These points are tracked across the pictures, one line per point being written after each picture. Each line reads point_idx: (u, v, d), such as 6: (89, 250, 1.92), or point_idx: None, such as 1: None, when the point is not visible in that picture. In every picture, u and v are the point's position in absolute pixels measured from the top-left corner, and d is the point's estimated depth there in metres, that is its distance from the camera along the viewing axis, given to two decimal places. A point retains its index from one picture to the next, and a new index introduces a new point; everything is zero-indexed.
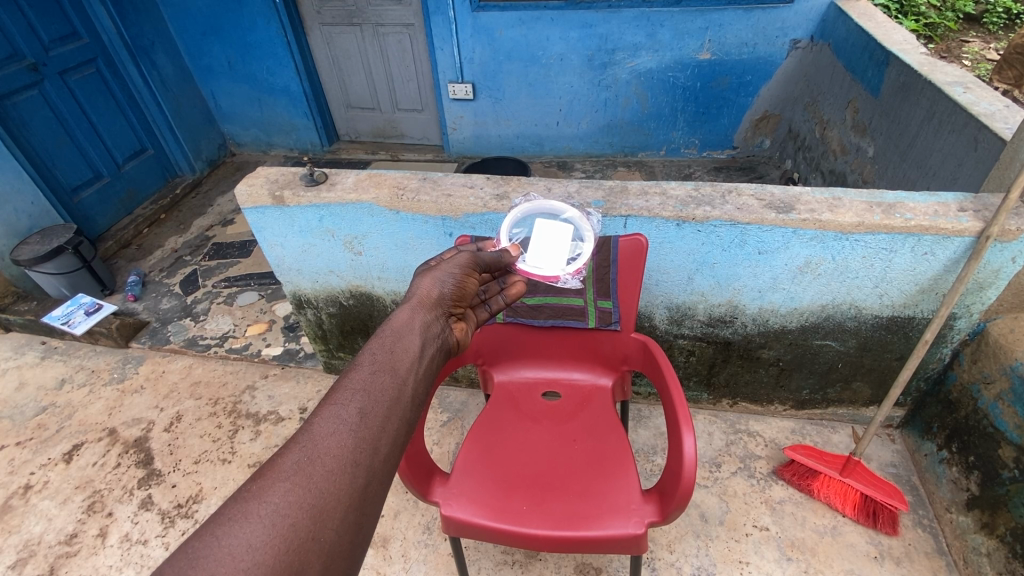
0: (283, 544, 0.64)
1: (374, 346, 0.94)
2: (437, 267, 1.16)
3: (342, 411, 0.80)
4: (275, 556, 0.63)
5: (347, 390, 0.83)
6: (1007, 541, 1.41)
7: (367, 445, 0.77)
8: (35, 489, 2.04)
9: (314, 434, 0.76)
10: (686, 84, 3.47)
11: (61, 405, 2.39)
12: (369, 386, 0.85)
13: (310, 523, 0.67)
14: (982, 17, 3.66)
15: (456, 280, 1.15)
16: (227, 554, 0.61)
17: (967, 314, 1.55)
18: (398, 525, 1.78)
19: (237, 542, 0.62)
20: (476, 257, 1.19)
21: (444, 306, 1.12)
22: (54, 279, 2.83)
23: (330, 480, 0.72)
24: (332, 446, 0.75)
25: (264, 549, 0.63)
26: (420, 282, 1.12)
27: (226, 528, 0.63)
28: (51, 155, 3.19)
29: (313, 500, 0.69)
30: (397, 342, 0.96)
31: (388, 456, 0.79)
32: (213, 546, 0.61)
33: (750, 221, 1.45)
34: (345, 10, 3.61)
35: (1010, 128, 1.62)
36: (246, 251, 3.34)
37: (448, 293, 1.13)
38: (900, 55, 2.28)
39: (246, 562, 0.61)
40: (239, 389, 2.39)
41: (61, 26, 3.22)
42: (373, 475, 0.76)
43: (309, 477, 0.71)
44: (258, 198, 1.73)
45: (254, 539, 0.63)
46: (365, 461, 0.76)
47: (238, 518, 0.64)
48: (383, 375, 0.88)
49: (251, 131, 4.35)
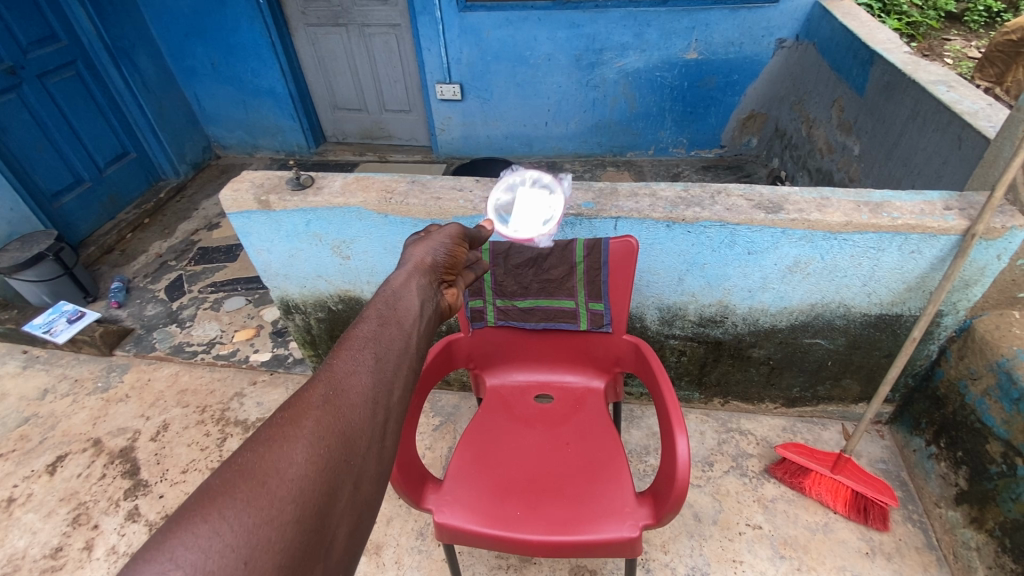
0: (320, 464, 0.64)
1: (377, 303, 0.90)
2: (429, 236, 1.13)
3: (359, 353, 0.78)
4: (315, 474, 0.63)
5: (359, 337, 0.81)
6: (996, 535, 1.43)
7: (386, 384, 0.77)
8: (18, 502, 2.00)
9: (334, 372, 0.74)
10: (673, 83, 3.48)
11: (44, 415, 2.34)
12: (381, 334, 0.83)
13: (342, 447, 0.67)
14: (963, 15, 3.72)
15: (447, 248, 1.11)
16: (271, 470, 0.61)
17: (953, 311, 1.57)
18: (391, 532, 1.77)
19: (280, 458, 0.62)
20: (464, 229, 1.18)
21: (438, 273, 1.07)
22: (35, 287, 2.77)
23: (357, 412, 0.71)
24: (354, 383, 0.74)
25: (305, 467, 0.63)
26: (412, 252, 1.09)
27: (266, 450, 0.62)
28: (30, 159, 3.12)
29: (343, 428, 0.68)
30: (397, 300, 0.92)
31: (404, 395, 0.78)
32: (257, 460, 0.61)
33: (739, 222, 1.45)
34: (331, 10, 3.57)
35: (993, 126, 1.64)
36: (233, 255, 3.29)
37: (440, 261, 1.09)
38: (884, 54, 2.30)
39: (290, 478, 0.61)
40: (227, 396, 2.35)
41: (38, 28, 3.15)
42: (392, 411, 0.76)
43: (337, 408, 0.70)
44: (243, 202, 1.70)
45: (295, 457, 0.63)
46: (385, 399, 0.75)
47: (275, 442, 0.63)
48: (391, 327, 0.86)
49: (236, 133, 4.29)
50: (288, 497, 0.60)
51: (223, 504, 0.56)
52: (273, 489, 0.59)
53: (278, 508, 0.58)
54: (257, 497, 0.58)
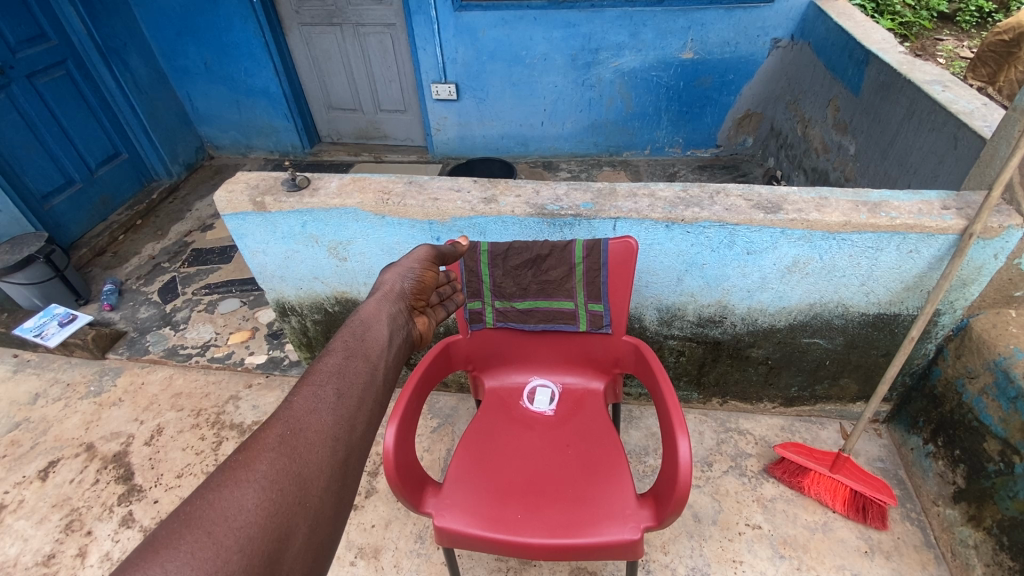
0: (272, 507, 0.66)
1: (344, 335, 0.95)
2: (399, 261, 1.17)
3: (320, 391, 0.82)
4: (266, 517, 0.65)
5: (322, 372, 0.85)
6: (994, 533, 1.44)
7: (345, 422, 0.80)
8: (9, 509, 1.96)
9: (294, 411, 0.78)
10: (669, 83, 3.48)
11: (35, 420, 2.30)
12: (344, 370, 0.87)
13: (296, 490, 0.69)
14: (955, 15, 3.76)
15: (415, 274, 1.16)
16: (221, 514, 0.63)
17: (951, 310, 1.57)
18: (389, 535, 1.75)
19: (230, 505, 0.64)
20: (433, 251, 1.22)
21: (407, 300, 1.12)
22: (25, 290, 2.73)
23: (313, 451, 0.74)
24: (313, 422, 0.77)
25: (255, 511, 0.65)
26: (383, 278, 1.13)
27: (218, 493, 0.65)
28: (20, 160, 3.08)
29: (298, 469, 0.71)
30: (366, 330, 0.97)
31: (364, 433, 0.82)
32: (205, 508, 0.63)
33: (739, 221, 1.45)
34: (325, 9, 3.55)
35: (988, 126, 1.65)
36: (227, 257, 3.26)
37: (409, 288, 1.13)
38: (879, 54, 2.31)
39: (239, 522, 0.63)
40: (222, 399, 2.33)
41: (28, 27, 3.11)
42: (352, 449, 0.79)
43: (293, 448, 0.73)
44: (238, 204, 1.68)
45: (246, 502, 0.65)
46: (344, 436, 0.79)
47: (228, 484, 0.66)
48: (356, 360, 0.90)
49: (230, 134, 4.25)
50: (235, 547, 0.61)
51: (165, 556, 0.57)
52: (219, 539, 0.61)
53: (223, 559, 0.59)
54: (202, 548, 0.59)
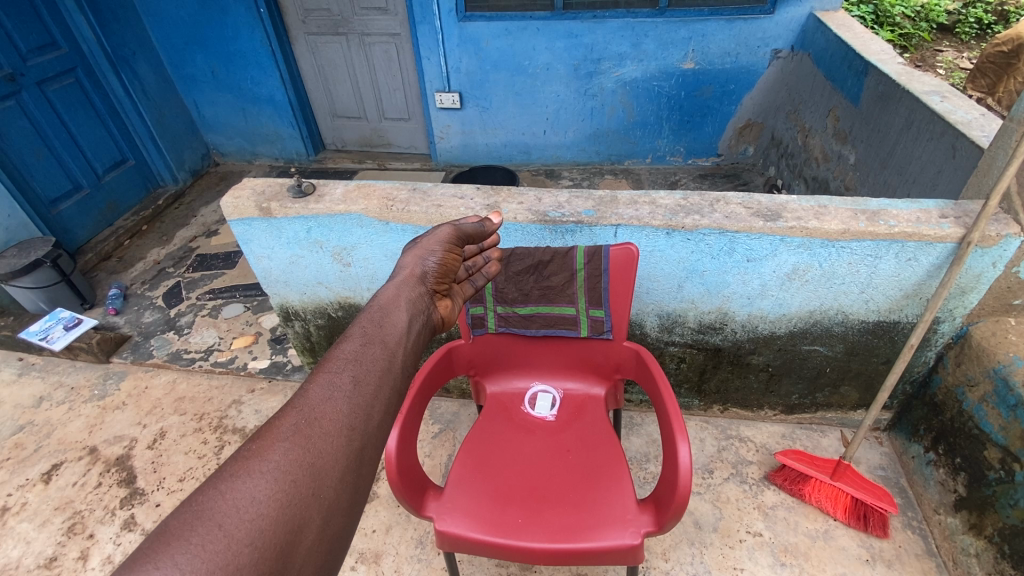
0: (286, 498, 0.67)
1: (362, 322, 0.96)
2: (421, 242, 1.18)
3: (336, 379, 0.82)
4: (279, 509, 0.66)
5: (338, 360, 0.86)
6: (995, 542, 1.43)
7: (361, 411, 0.80)
8: (12, 512, 1.97)
9: (309, 400, 0.79)
10: (670, 92, 3.51)
11: (39, 423, 2.32)
12: (361, 357, 0.88)
13: (309, 480, 0.70)
14: (955, 26, 3.79)
15: (437, 257, 1.16)
16: (233, 505, 0.64)
17: (949, 317, 1.59)
18: (390, 540, 1.75)
19: (243, 496, 0.65)
20: (457, 230, 1.22)
21: (428, 283, 1.13)
22: (31, 294, 2.76)
23: (328, 441, 0.75)
24: (328, 410, 0.78)
25: (267, 502, 0.66)
26: (404, 261, 1.15)
27: (231, 483, 0.66)
28: (29, 165, 3.12)
29: (312, 459, 0.72)
30: (384, 317, 0.98)
31: (381, 422, 0.82)
32: (216, 499, 0.64)
33: (739, 229, 1.46)
34: (331, 19, 3.60)
35: (986, 136, 1.66)
36: (231, 263, 3.28)
37: (430, 271, 1.14)
38: (877, 65, 2.34)
39: (252, 514, 0.64)
40: (225, 403, 2.34)
41: (38, 35, 3.16)
42: (367, 439, 0.79)
43: (307, 437, 0.74)
44: (244, 210, 1.71)
45: (258, 494, 0.66)
46: (360, 426, 0.79)
47: (241, 475, 0.67)
48: (373, 347, 0.91)
49: (235, 140, 4.30)
50: (246, 540, 0.62)
51: (176, 549, 0.59)
52: (231, 532, 0.62)
53: (234, 552, 0.61)
54: (213, 540, 0.61)
